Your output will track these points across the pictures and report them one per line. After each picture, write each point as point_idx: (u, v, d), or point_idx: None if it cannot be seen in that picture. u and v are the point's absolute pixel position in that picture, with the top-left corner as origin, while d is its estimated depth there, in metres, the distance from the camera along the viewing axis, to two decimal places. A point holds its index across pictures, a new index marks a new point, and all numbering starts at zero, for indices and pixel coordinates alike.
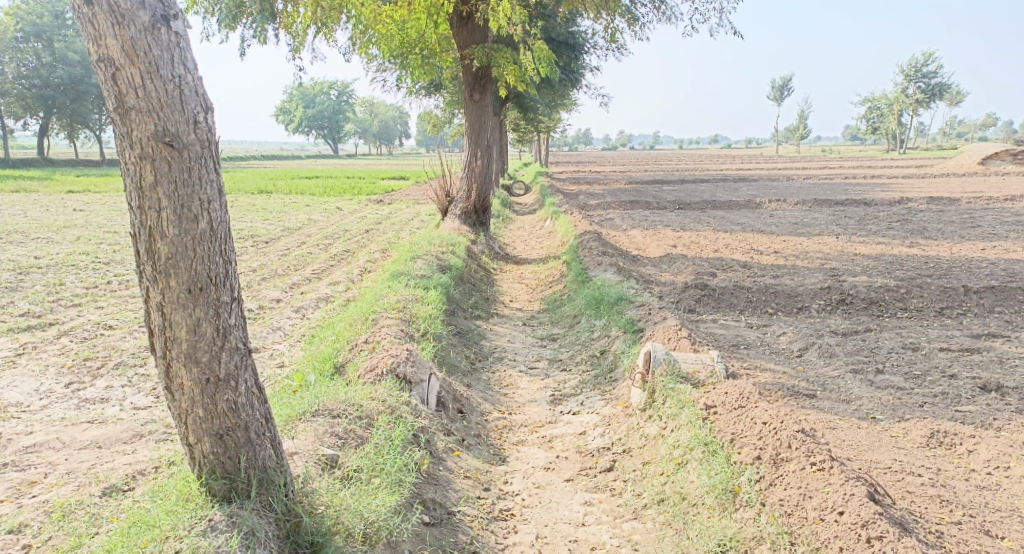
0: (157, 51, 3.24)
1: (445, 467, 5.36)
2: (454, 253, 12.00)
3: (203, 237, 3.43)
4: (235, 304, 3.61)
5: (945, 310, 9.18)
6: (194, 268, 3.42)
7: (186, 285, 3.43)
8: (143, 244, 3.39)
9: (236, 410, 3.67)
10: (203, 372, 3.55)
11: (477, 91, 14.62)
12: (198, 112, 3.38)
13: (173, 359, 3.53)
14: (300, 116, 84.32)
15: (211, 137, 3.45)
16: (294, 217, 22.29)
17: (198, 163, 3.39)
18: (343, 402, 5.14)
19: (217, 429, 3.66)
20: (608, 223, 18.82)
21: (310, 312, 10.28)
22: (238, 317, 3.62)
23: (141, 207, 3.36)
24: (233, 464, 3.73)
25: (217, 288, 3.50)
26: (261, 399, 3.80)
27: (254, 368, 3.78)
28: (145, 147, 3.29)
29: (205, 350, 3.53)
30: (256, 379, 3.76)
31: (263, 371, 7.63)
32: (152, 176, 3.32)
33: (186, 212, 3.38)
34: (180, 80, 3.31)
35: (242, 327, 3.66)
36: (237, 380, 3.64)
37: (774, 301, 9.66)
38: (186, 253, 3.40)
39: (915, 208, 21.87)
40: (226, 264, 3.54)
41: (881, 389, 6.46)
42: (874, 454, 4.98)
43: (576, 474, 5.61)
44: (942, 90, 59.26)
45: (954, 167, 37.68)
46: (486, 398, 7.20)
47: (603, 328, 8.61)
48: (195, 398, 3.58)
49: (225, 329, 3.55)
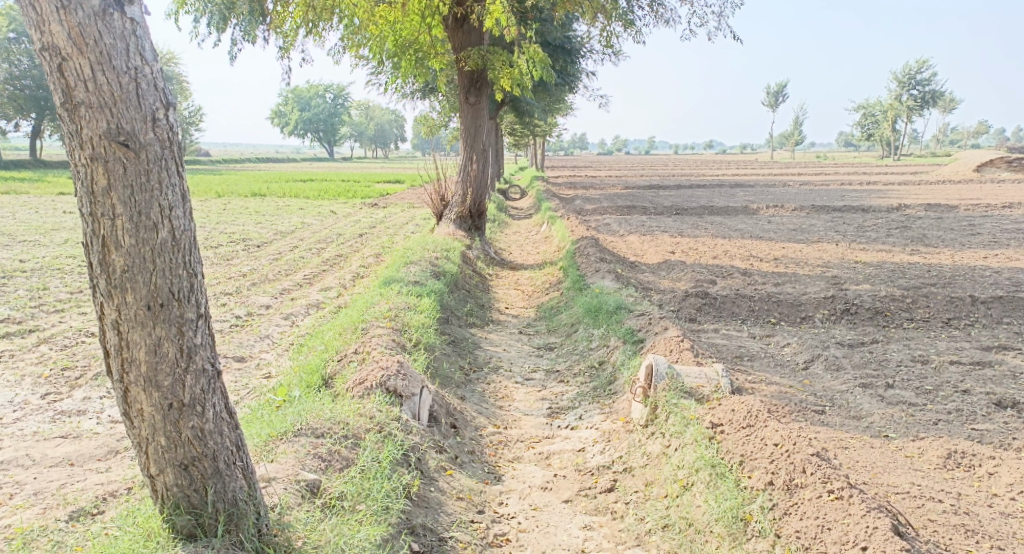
0: (109, 39, 2.95)
1: (436, 488, 5.07)
2: (449, 258, 11.71)
3: (163, 247, 3.14)
4: (201, 321, 3.32)
5: (952, 321, 8.93)
6: (153, 282, 3.14)
7: (145, 302, 3.15)
8: (95, 255, 3.10)
9: (202, 439, 3.38)
10: (165, 397, 3.26)
11: (473, 94, 14.32)
12: (157, 108, 3.10)
13: (131, 384, 3.24)
14: (295, 119, 84.11)
15: (172, 135, 3.17)
16: (288, 220, 22.00)
17: (157, 164, 3.10)
18: (327, 420, 4.85)
19: (181, 459, 3.37)
20: (605, 229, 18.57)
21: (299, 319, 9.98)
22: (204, 336, 3.33)
23: (93, 215, 3.07)
24: (200, 498, 3.44)
25: (181, 304, 3.22)
26: (232, 425, 3.51)
27: (223, 391, 3.49)
28: (97, 146, 3.00)
29: (167, 373, 3.24)
30: (224, 403, 3.47)
31: (249, 382, 7.32)
32: (105, 180, 3.03)
33: (144, 219, 3.09)
34: (137, 72, 3.03)
35: (209, 346, 3.37)
36: (204, 405, 3.35)
37: (777, 310, 9.39)
38: (144, 264, 3.12)
39: (914, 215, 21.67)
40: (190, 277, 3.25)
41: (892, 405, 6.18)
42: (891, 477, 4.71)
43: (575, 495, 5.33)
44: (936, 97, 59.39)
45: (950, 173, 37.59)
46: (481, 411, 6.90)
47: (602, 338, 8.32)
48: (156, 425, 3.30)
49: (189, 349, 3.27)
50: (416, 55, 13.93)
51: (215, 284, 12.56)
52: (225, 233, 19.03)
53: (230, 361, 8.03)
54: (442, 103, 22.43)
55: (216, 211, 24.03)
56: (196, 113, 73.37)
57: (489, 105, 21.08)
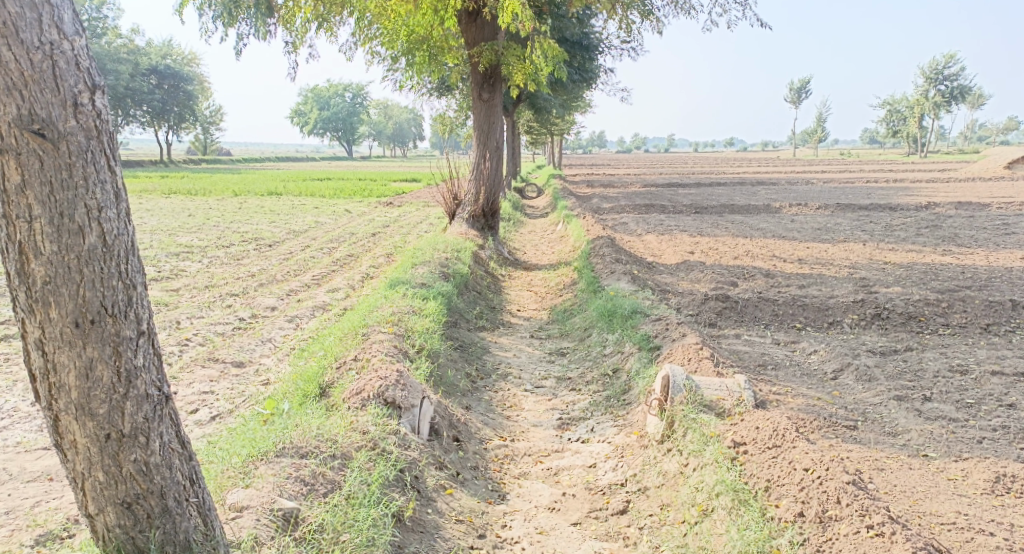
0: (16, 8, 2.62)
1: (434, 510, 4.69)
2: (460, 259, 11.34)
3: (92, 255, 2.83)
4: (142, 340, 3.02)
5: (991, 327, 8.43)
6: (81, 295, 2.82)
7: (73, 318, 2.83)
8: (12, 265, 2.77)
9: (147, 474, 3.07)
10: (103, 427, 2.96)
11: (488, 90, 13.94)
12: (80, 91, 2.76)
13: (62, 412, 2.93)
14: (314, 118, 84.43)
15: (98, 121, 2.84)
16: (301, 219, 21.77)
17: (81, 158, 2.78)
18: (314, 439, 4.51)
19: (123, 497, 3.06)
20: (622, 228, 18.13)
21: (304, 322, 9.65)
22: (146, 357, 3.02)
23: (7, 217, 2.73)
24: (145, 540, 3.13)
25: (116, 320, 2.91)
26: (183, 457, 3.20)
27: (174, 420, 3.20)
28: (7, 136, 2.67)
29: (103, 400, 2.93)
30: (173, 432, 3.17)
31: (246, 389, 6.98)
32: (19, 175, 2.70)
33: (67, 222, 2.77)
34: (53, 47, 2.70)
35: (152, 369, 3.06)
36: (147, 435, 3.05)
37: (802, 315, 8.93)
38: (69, 275, 2.80)
39: (943, 213, 20.99)
40: (128, 290, 2.94)
41: (931, 420, 5.73)
42: (933, 505, 4.30)
43: (584, 517, 4.94)
44: (964, 93, 58.17)
45: (979, 171, 36.58)
46: (486, 422, 6.52)
47: (616, 344, 7.91)
48: (93, 459, 2.98)
49: (128, 372, 2.96)
50: (430, 51, 13.60)
51: (222, 285, 12.27)
52: (238, 232, 18.84)
53: (228, 366, 7.69)
54: (458, 101, 22.11)
55: (231, 210, 23.85)
56: (216, 113, 73.78)
57: (505, 101, 20.74)
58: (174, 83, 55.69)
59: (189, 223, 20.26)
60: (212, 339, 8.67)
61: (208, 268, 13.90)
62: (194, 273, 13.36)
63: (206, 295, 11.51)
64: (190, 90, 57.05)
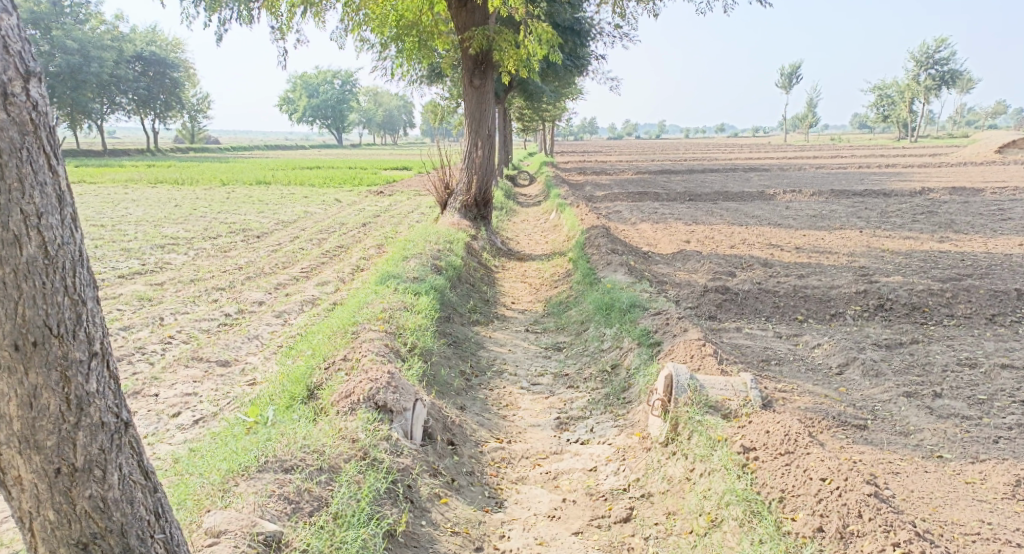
0: None
1: (428, 522, 4.46)
2: (452, 250, 11.07)
3: (32, 268, 2.58)
4: (95, 363, 2.78)
5: (996, 317, 8.22)
6: (21, 314, 2.58)
7: (12, 340, 2.58)
8: None
9: (105, 510, 2.82)
10: (53, 461, 2.71)
11: (479, 77, 13.59)
12: (11, 80, 2.53)
13: (4, 446, 2.68)
14: (303, 106, 83.64)
15: (35, 114, 2.59)
16: (290, 209, 21.40)
17: (14, 157, 2.54)
18: (300, 450, 4.28)
19: (78, 536, 2.80)
20: (616, 216, 17.89)
21: (292, 317, 9.37)
22: (100, 381, 2.79)
23: None
24: None
25: (63, 341, 2.67)
26: (146, 489, 2.96)
27: (134, 448, 2.96)
28: None
29: (50, 430, 2.69)
30: (134, 462, 2.94)
31: (231, 390, 6.72)
32: None
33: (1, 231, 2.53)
34: None
35: (108, 394, 2.83)
36: (104, 468, 2.81)
37: (804, 306, 8.71)
38: (6, 293, 2.56)
39: (938, 199, 20.81)
40: (76, 306, 2.70)
41: (943, 418, 5.52)
42: (953, 513, 4.11)
43: (586, 526, 4.72)
44: (954, 77, 57.99)
45: (970, 155, 36.43)
46: (482, 423, 6.28)
47: (615, 338, 7.67)
48: (41, 496, 2.73)
49: (78, 400, 2.72)
50: (420, 37, 13.27)
51: (208, 279, 11.97)
52: (225, 223, 18.48)
53: (213, 366, 7.42)
54: (449, 88, 21.78)
55: (218, 200, 23.48)
56: (203, 101, 72.97)
57: (497, 88, 20.44)
58: (159, 70, 54.93)
59: (176, 214, 19.88)
60: (197, 337, 8.38)
61: (194, 261, 13.57)
62: (180, 266, 13.04)
63: (191, 289, 11.21)
64: (176, 77, 56.38)
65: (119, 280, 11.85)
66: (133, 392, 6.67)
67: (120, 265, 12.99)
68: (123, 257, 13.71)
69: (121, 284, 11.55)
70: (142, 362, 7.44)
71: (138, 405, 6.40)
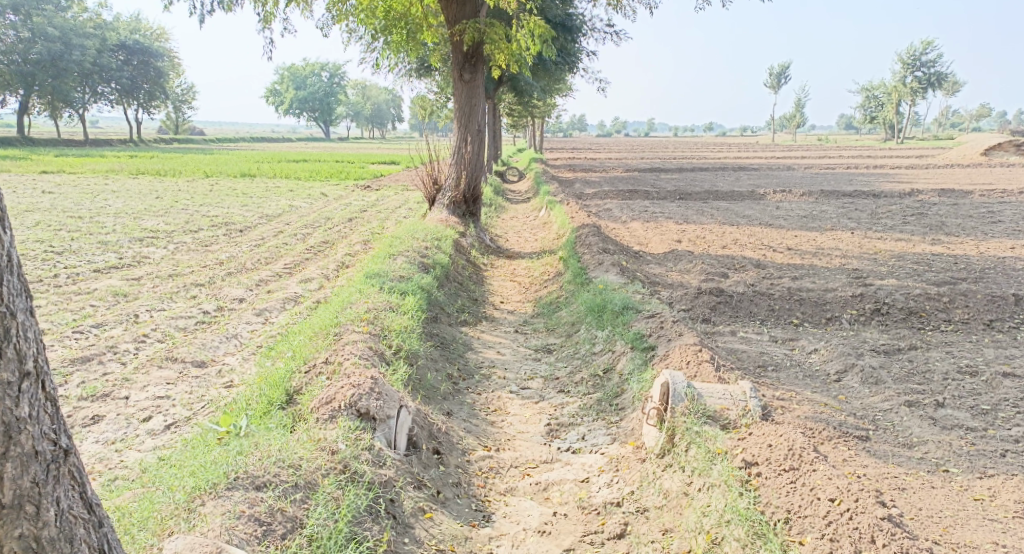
0: None
1: (411, 539, 4.23)
2: (440, 247, 10.80)
3: None
4: (26, 385, 2.65)
5: (994, 323, 8.05)
6: None
7: None
8: None
9: (39, 549, 2.66)
10: None
11: (468, 72, 13.30)
12: None
13: None
14: (289, 99, 82.76)
15: None
16: (275, 202, 21.05)
17: None
18: (274, 464, 4.06)
19: None
20: (606, 215, 17.67)
21: (273, 316, 9.07)
22: (32, 405, 2.66)
23: None
24: None
25: None
26: (88, 523, 2.81)
27: (75, 479, 2.81)
28: None
29: None
30: (75, 494, 2.78)
31: (206, 394, 6.45)
32: None
33: None
34: None
35: (42, 418, 2.70)
36: (37, 503, 2.65)
37: (799, 310, 8.52)
38: None
39: (927, 201, 20.74)
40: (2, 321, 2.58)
41: (947, 430, 5.32)
42: (965, 533, 3.96)
43: (578, 542, 4.51)
44: (940, 79, 58.18)
45: (956, 157, 36.48)
46: (469, 430, 6.03)
47: (606, 341, 7.45)
48: None
49: (7, 427, 2.59)
50: (409, 29, 13.01)
51: (187, 274, 11.64)
52: (207, 216, 18.09)
53: (188, 367, 7.13)
54: (438, 82, 21.49)
55: (202, 192, 23.05)
56: (188, 91, 71.99)
57: (487, 83, 20.20)
58: (143, 59, 54.09)
59: (156, 206, 19.47)
60: (173, 336, 8.09)
61: (173, 255, 13.23)
62: (159, 260, 12.70)
63: (169, 285, 10.88)
64: (160, 67, 55.60)
65: (95, 274, 11.50)
66: (104, 395, 6.39)
67: (97, 259, 12.64)
68: (100, 251, 13.35)
69: (96, 279, 11.20)
70: (115, 363, 7.15)
71: (109, 408, 6.13)
